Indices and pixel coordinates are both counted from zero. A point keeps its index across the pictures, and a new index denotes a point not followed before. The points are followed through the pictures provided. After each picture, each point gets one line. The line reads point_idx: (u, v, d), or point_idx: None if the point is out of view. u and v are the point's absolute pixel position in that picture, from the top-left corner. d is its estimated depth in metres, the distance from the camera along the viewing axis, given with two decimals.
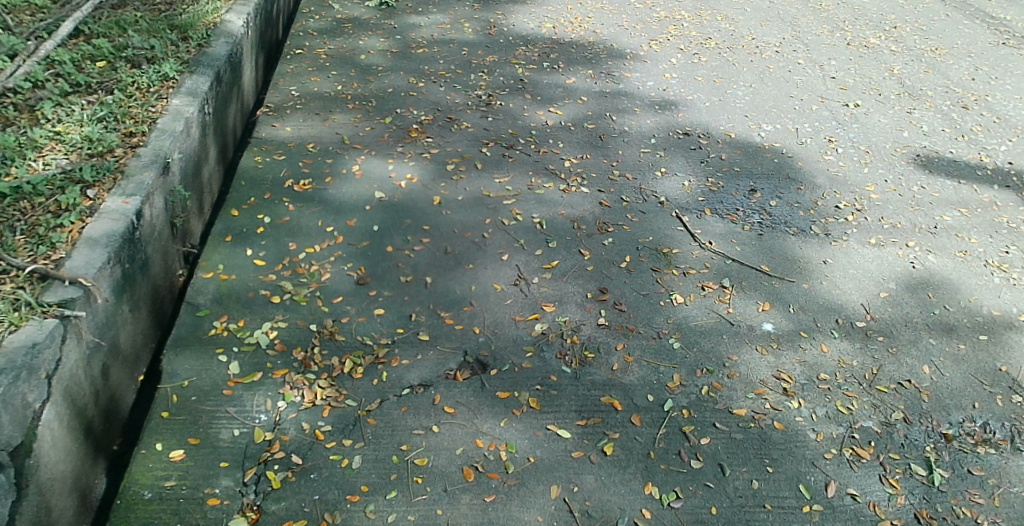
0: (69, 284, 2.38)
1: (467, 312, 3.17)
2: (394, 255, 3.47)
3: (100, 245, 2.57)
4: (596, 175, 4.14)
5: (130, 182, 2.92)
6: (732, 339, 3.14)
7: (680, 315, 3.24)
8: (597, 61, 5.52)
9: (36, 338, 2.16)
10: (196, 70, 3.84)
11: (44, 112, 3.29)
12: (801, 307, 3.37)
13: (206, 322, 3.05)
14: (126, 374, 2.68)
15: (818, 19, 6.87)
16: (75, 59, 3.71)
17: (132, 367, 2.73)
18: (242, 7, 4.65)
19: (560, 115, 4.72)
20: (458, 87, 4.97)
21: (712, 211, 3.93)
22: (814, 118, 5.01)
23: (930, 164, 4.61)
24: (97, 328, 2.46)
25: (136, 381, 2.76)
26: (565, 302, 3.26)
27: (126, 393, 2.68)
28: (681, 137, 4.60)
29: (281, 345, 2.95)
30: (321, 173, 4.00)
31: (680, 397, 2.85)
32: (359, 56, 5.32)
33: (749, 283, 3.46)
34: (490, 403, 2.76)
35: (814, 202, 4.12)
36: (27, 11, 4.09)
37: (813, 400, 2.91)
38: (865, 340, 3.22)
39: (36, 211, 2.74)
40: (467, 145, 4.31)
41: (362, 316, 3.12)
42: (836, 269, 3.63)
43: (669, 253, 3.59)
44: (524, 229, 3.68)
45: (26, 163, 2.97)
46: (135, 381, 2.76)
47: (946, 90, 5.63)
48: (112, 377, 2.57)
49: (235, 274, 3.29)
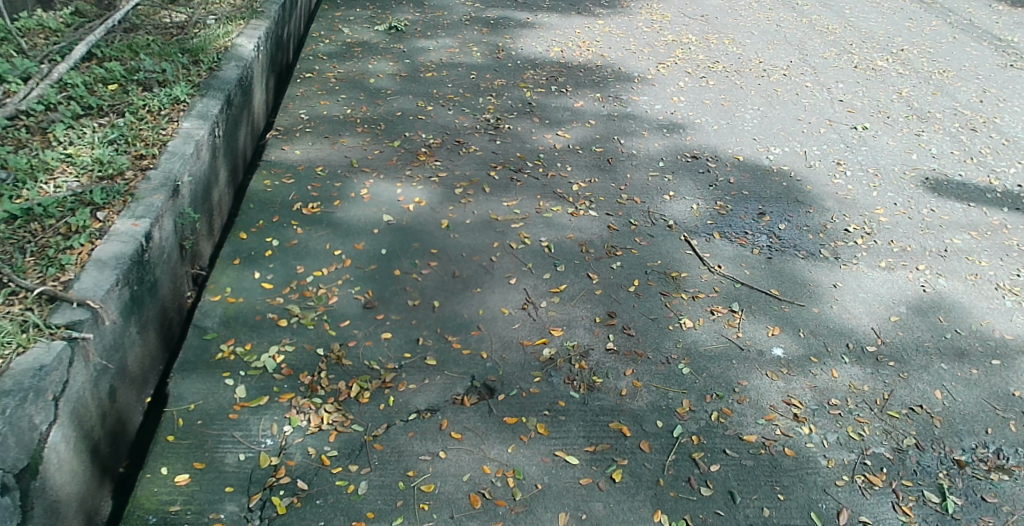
0: (77, 306, 2.38)
1: (474, 336, 3.16)
2: (403, 278, 3.46)
3: (109, 267, 2.58)
4: (604, 198, 4.14)
5: (140, 204, 2.93)
6: (741, 364, 3.11)
7: (689, 340, 3.21)
8: (604, 84, 5.54)
9: (44, 360, 2.16)
10: (207, 93, 3.87)
11: (55, 134, 3.34)
12: (811, 331, 3.34)
13: (213, 345, 3.04)
14: (134, 395, 2.68)
15: (825, 42, 6.89)
16: (87, 82, 3.77)
17: (139, 388, 2.73)
18: (253, 31, 4.70)
19: (568, 138, 4.74)
20: (467, 110, 4.99)
21: (721, 234, 3.92)
22: (822, 141, 5.01)
23: (939, 187, 4.59)
24: (105, 350, 2.46)
25: (142, 403, 2.75)
26: (573, 327, 3.24)
27: (133, 414, 2.68)
28: (689, 160, 4.61)
29: (288, 369, 2.93)
30: (330, 196, 4.02)
31: (690, 423, 2.82)
32: (368, 79, 5.36)
33: (758, 307, 3.44)
34: (497, 428, 2.74)
35: (824, 225, 4.10)
36: (41, 35, 4.22)
37: (824, 426, 2.87)
38: (877, 366, 3.19)
39: (46, 233, 2.76)
40: (475, 169, 4.32)
41: (369, 340, 3.11)
42: (847, 293, 3.60)
43: (677, 277, 3.58)
44: (532, 253, 3.67)
45: (37, 186, 3.00)
46: (142, 402, 2.76)
47: (954, 112, 5.63)
48: (119, 399, 2.56)
49: (243, 297, 3.29)
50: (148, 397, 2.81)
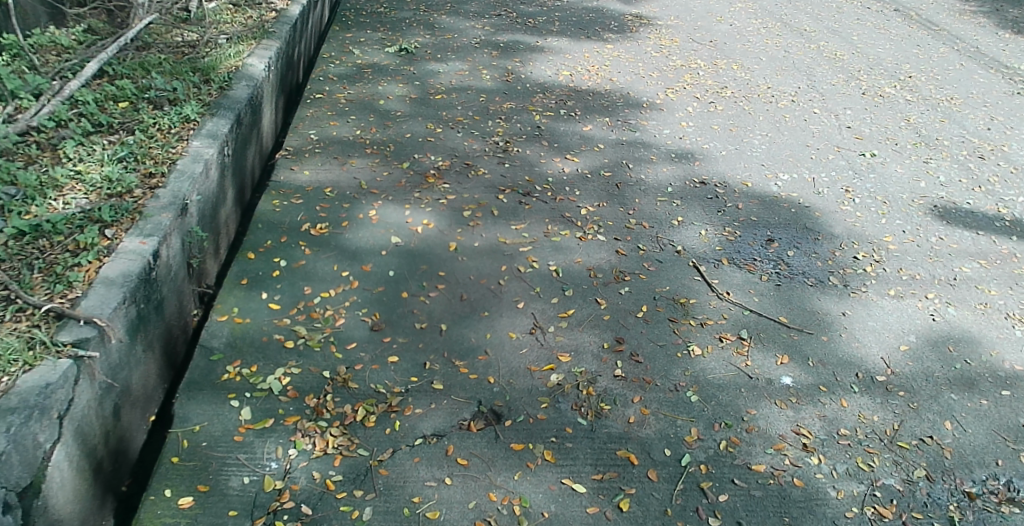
0: (84, 324, 2.38)
1: (482, 361, 3.12)
2: (410, 301, 3.44)
3: (117, 285, 2.59)
4: (613, 223, 4.14)
5: (148, 223, 2.95)
6: (751, 393, 3.09)
7: (697, 368, 3.18)
8: (613, 108, 5.57)
9: (49, 378, 2.15)
10: (217, 112, 3.91)
11: (66, 151, 3.41)
12: (820, 360, 3.32)
13: (219, 366, 3.02)
14: (138, 414, 2.67)
15: (833, 69, 6.92)
16: (99, 100, 3.85)
17: (143, 407, 2.72)
18: (264, 51, 4.75)
19: (577, 162, 4.75)
20: (475, 133, 5.02)
21: (730, 261, 3.91)
22: (830, 168, 5.02)
23: (947, 215, 4.59)
24: (110, 368, 2.45)
25: (147, 421, 2.74)
26: (581, 352, 3.20)
27: (137, 433, 2.66)
28: (698, 186, 4.61)
29: (294, 391, 2.91)
30: (338, 218, 4.02)
31: (698, 451, 2.80)
32: (378, 101, 5.39)
33: (767, 334, 3.42)
34: (504, 455, 2.70)
35: (832, 252, 4.10)
36: (53, 52, 4.33)
37: (834, 456, 2.85)
38: (886, 396, 3.17)
39: (55, 249, 2.79)
40: (484, 192, 4.33)
41: (376, 363, 3.07)
42: (856, 321, 3.59)
43: (686, 303, 3.55)
44: (540, 277, 3.65)
45: (46, 202, 3.05)
46: (147, 421, 2.74)
47: (962, 139, 5.64)
48: (122, 418, 2.55)
49: (250, 318, 3.27)
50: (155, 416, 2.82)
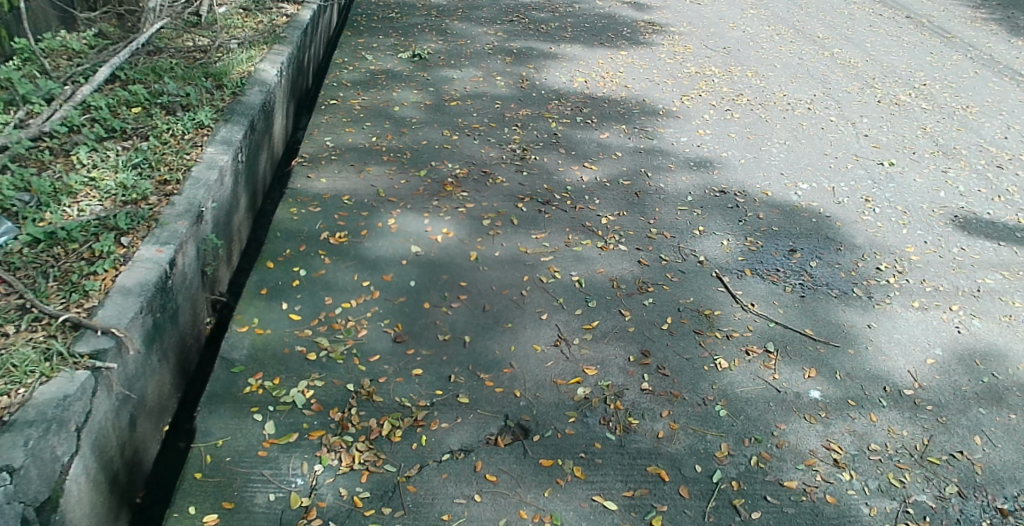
0: (101, 334, 2.39)
1: (507, 375, 3.07)
2: (432, 312, 3.39)
3: (134, 294, 2.58)
4: (634, 232, 4.10)
5: (164, 230, 2.94)
6: (779, 407, 3.04)
7: (725, 381, 3.14)
8: (630, 116, 5.54)
9: (67, 390, 2.16)
10: (230, 118, 3.89)
11: (79, 157, 3.39)
12: (848, 373, 3.28)
13: (241, 379, 2.96)
14: (152, 425, 2.71)
15: (848, 76, 6.89)
16: (111, 105, 3.83)
17: (157, 417, 2.77)
18: (276, 56, 4.73)
19: (596, 170, 4.71)
20: (492, 140, 4.98)
21: (753, 271, 3.86)
22: (849, 177, 4.98)
23: (968, 225, 4.55)
24: (127, 379, 2.46)
25: (159, 431, 2.80)
26: (607, 365, 3.16)
27: (150, 443, 2.71)
28: (718, 195, 4.57)
29: (319, 405, 2.86)
30: (357, 226, 3.97)
31: (729, 467, 2.75)
32: (393, 107, 5.36)
33: (793, 347, 3.37)
34: (533, 471, 2.65)
35: (855, 263, 4.06)
36: (64, 56, 4.32)
37: (865, 472, 2.80)
38: (914, 410, 3.13)
39: (70, 257, 2.78)
40: (502, 201, 4.29)
41: (400, 376, 3.02)
42: (882, 334, 3.55)
43: (711, 314, 3.50)
44: (563, 287, 3.60)
45: (60, 209, 3.04)
46: (158, 431, 2.80)
47: (980, 148, 5.60)
48: (138, 429, 2.58)
49: (271, 329, 3.22)
50: (165, 425, 2.86)
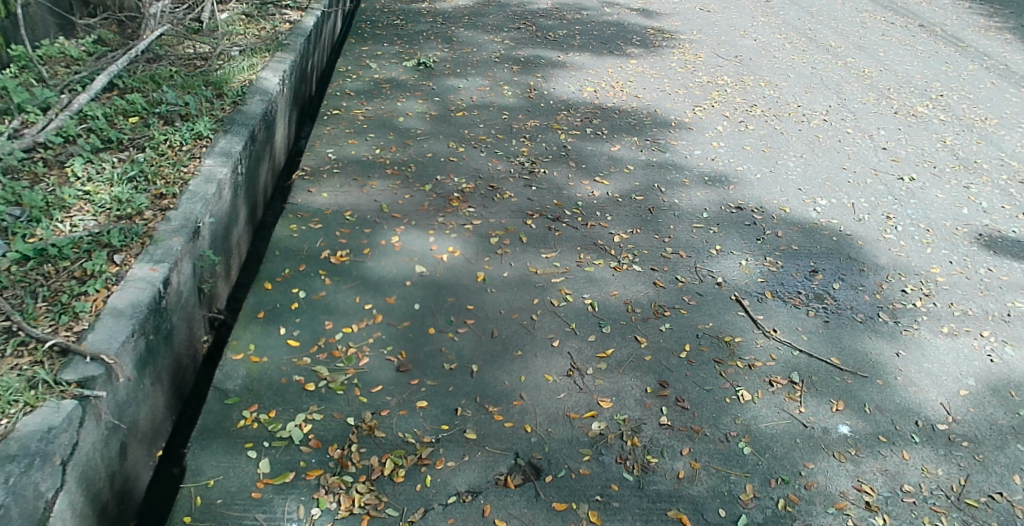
0: (90, 360, 2.23)
1: (517, 408, 2.90)
2: (438, 338, 3.21)
3: (125, 316, 2.42)
4: (648, 252, 3.92)
5: (158, 247, 2.78)
6: (806, 444, 2.86)
7: (748, 416, 2.95)
8: (641, 127, 5.37)
9: (52, 422, 2.01)
10: (230, 129, 3.71)
11: (73, 169, 3.22)
12: (877, 406, 3.10)
13: (234, 412, 2.78)
14: (145, 451, 2.54)
15: (863, 86, 6.71)
16: (108, 114, 3.67)
17: (150, 443, 2.60)
18: (279, 64, 4.57)
19: (607, 185, 4.54)
20: (499, 153, 4.81)
21: (774, 294, 3.68)
22: (869, 193, 4.80)
23: (995, 244, 4.37)
24: (117, 406, 2.30)
25: (154, 457, 2.63)
26: (623, 398, 2.98)
27: (143, 471, 2.54)
28: (735, 211, 4.39)
29: (317, 441, 2.68)
30: (359, 244, 3.80)
31: (755, 511, 2.56)
32: (397, 118, 5.19)
33: (819, 378, 3.19)
34: (546, 516, 2.47)
35: (880, 285, 3.88)
36: (62, 63, 4.16)
37: (899, 516, 2.61)
38: (949, 446, 2.94)
39: (60, 276, 2.62)
40: (511, 217, 4.12)
41: (404, 409, 2.84)
42: (910, 363, 3.36)
43: (731, 342, 3.32)
44: (575, 312, 3.42)
45: (52, 224, 2.87)
46: (152, 457, 2.62)
47: (1002, 162, 5.42)
48: (129, 457, 2.41)
49: (267, 356, 3.04)
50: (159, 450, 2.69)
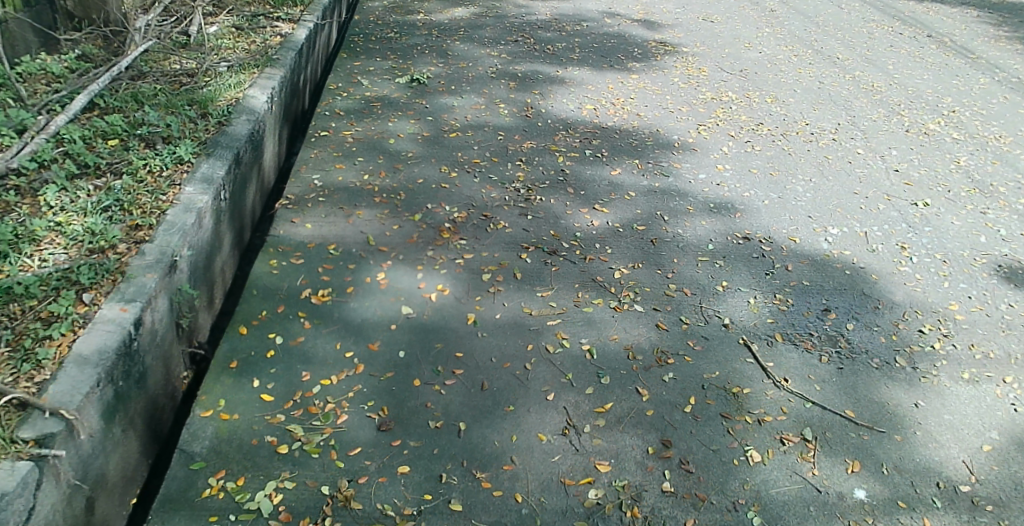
0: (49, 415, 2.04)
1: (507, 472, 2.67)
2: (423, 391, 2.99)
3: (90, 364, 2.22)
4: (650, 289, 3.70)
5: (130, 285, 2.56)
6: (820, 513, 2.63)
7: (757, 480, 2.73)
8: (642, 149, 5.15)
9: (6, 488, 1.83)
10: (213, 152, 3.49)
11: (46, 198, 3.02)
12: (896, 466, 2.87)
13: (199, 479, 2.56)
14: (116, 501, 2.34)
15: (872, 102, 6.48)
16: (86, 137, 3.46)
17: (124, 491, 2.40)
18: (267, 81, 4.34)
19: (607, 214, 4.31)
20: (494, 178, 4.59)
21: (784, 337, 3.46)
22: (881, 220, 4.57)
23: (1016, 276, 4.13)
24: (79, 461, 2.10)
25: (128, 506, 2.43)
26: (622, 460, 2.75)
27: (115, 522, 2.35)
28: (741, 242, 4.17)
29: (287, 513, 2.46)
30: (342, 282, 3.58)
31: None
32: (387, 140, 4.97)
33: (833, 434, 2.96)
34: None
35: (895, 324, 3.65)
36: (43, 80, 3.97)
37: None
38: (975, 512, 2.71)
39: (26, 317, 2.42)
40: (504, 250, 3.90)
41: (383, 476, 2.62)
42: (930, 415, 3.13)
43: (739, 393, 3.09)
44: (572, 360, 3.20)
45: (21, 259, 2.67)
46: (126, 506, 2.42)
47: (1019, 185, 5.18)
48: (96, 512, 2.22)
49: (239, 413, 2.82)
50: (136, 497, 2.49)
